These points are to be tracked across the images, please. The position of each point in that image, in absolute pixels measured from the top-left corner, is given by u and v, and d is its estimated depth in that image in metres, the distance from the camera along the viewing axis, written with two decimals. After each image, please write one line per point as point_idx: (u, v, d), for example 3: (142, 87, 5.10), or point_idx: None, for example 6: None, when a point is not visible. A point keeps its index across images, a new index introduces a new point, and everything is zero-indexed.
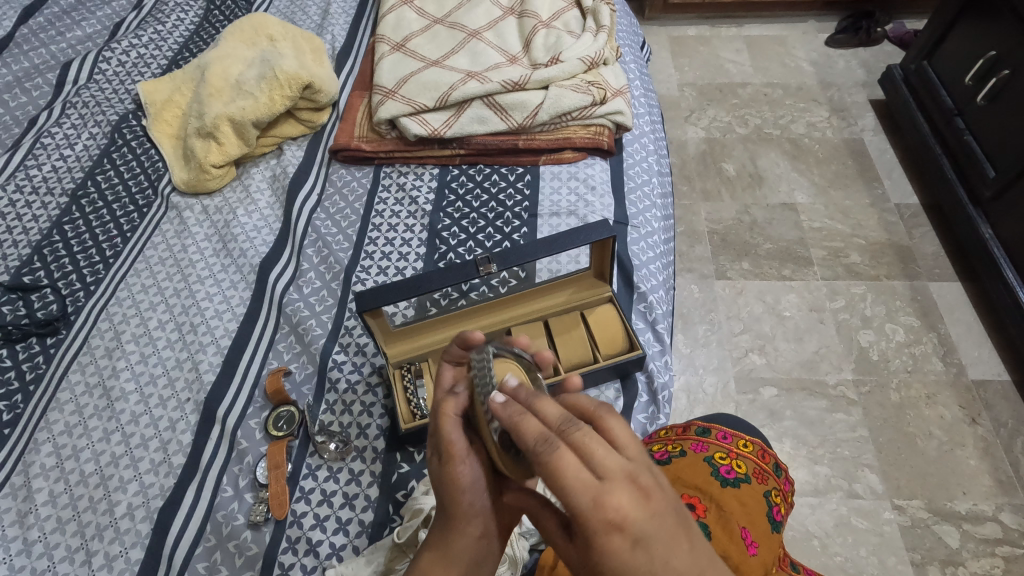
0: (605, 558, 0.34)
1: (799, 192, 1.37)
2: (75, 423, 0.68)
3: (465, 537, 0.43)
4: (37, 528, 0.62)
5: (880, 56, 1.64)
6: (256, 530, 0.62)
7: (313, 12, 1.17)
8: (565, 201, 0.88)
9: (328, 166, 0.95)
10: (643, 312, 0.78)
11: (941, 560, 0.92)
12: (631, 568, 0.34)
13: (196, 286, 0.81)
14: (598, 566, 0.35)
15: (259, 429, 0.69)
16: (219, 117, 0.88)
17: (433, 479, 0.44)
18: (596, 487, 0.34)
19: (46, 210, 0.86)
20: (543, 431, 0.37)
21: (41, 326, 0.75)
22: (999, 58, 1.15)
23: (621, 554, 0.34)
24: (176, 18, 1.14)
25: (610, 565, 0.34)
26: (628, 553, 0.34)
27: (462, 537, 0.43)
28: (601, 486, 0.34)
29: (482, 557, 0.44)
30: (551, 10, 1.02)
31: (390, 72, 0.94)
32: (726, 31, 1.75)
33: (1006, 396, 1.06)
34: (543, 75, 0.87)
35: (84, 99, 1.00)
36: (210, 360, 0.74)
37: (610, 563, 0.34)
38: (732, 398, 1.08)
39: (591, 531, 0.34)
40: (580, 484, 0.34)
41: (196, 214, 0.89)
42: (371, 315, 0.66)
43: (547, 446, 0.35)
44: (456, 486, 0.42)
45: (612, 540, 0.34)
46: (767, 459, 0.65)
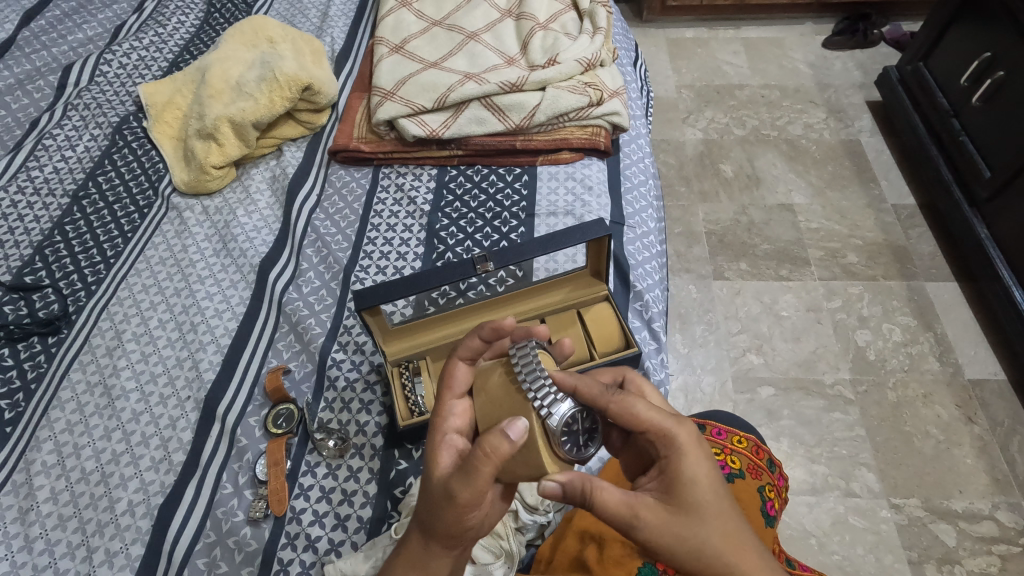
0: (692, 470, 0.42)
1: (796, 193, 1.38)
2: (76, 421, 0.69)
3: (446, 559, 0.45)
4: (39, 524, 0.62)
5: (877, 58, 1.65)
6: (255, 526, 0.63)
7: (313, 15, 1.18)
8: (562, 201, 0.88)
9: (327, 167, 0.96)
10: (640, 311, 0.79)
11: (937, 558, 0.93)
12: (711, 476, 0.42)
13: (196, 286, 0.81)
14: (683, 486, 0.41)
15: (259, 427, 0.69)
16: (219, 118, 0.88)
17: (433, 498, 0.43)
18: (667, 412, 0.44)
19: (48, 211, 0.87)
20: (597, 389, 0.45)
21: (42, 325, 0.75)
22: (994, 59, 1.16)
23: (701, 465, 0.42)
24: (177, 21, 1.15)
25: (694, 479, 0.42)
26: (705, 463, 0.42)
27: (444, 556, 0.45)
28: (670, 413, 0.44)
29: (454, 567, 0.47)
30: (548, 11, 1.02)
31: (389, 73, 0.95)
32: (723, 33, 1.76)
33: (1002, 396, 1.07)
34: (541, 76, 0.88)
35: (85, 100, 1.01)
36: (210, 359, 0.74)
37: (698, 473, 0.42)
38: (730, 398, 1.09)
39: (677, 448, 0.42)
40: (657, 415, 0.43)
41: (196, 214, 0.90)
42: (370, 313, 0.66)
43: (614, 389, 0.44)
44: (462, 522, 0.42)
45: (692, 455, 0.42)
46: (761, 454, 0.66)
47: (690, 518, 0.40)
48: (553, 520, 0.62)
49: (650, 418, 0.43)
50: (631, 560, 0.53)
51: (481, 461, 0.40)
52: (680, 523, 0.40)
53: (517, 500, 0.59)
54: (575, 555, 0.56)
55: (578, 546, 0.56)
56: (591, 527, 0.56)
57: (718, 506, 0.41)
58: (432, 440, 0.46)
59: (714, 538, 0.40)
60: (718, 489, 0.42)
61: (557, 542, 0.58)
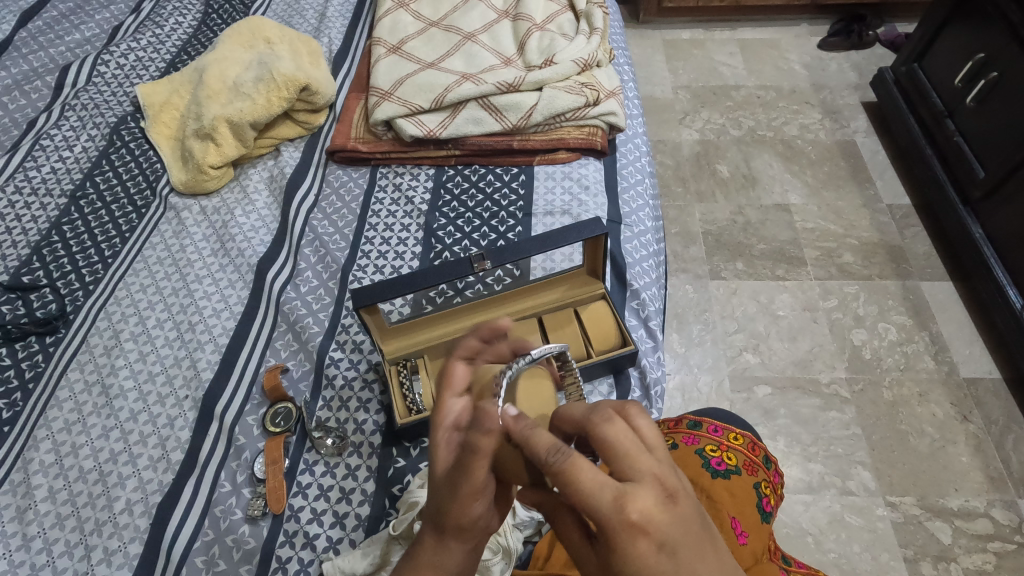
0: (631, 568, 0.34)
1: (792, 193, 1.39)
2: (74, 420, 0.69)
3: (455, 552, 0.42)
4: (37, 523, 0.62)
5: (872, 59, 1.66)
6: (254, 524, 0.63)
7: (310, 16, 1.18)
8: (559, 201, 0.89)
9: (325, 167, 0.96)
10: (636, 309, 0.79)
11: (933, 556, 0.93)
12: (658, 574, 0.34)
13: (194, 285, 0.81)
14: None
15: (257, 425, 0.70)
16: (217, 118, 0.88)
17: (437, 488, 0.41)
18: (610, 495, 0.34)
19: (45, 211, 0.87)
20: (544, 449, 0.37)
21: (40, 325, 0.76)
22: (987, 60, 1.17)
23: (648, 562, 0.34)
24: (174, 21, 1.15)
25: (638, 572, 0.34)
26: (654, 560, 0.34)
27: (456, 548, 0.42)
28: (616, 496, 0.34)
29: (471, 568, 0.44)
30: (545, 13, 1.03)
31: (386, 74, 0.96)
32: (719, 35, 1.77)
33: (996, 394, 1.08)
34: (538, 76, 0.89)
35: (82, 101, 1.01)
36: (208, 358, 0.74)
37: (641, 573, 0.34)
38: (727, 397, 1.09)
39: (615, 543, 0.34)
40: (601, 499, 0.34)
41: (194, 214, 0.90)
42: (368, 311, 0.67)
43: (558, 458, 0.35)
44: (466, 514, 0.41)
45: (639, 551, 0.34)
46: (757, 451, 0.66)
47: None
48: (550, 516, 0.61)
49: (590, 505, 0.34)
50: None
51: (474, 457, 0.39)
52: None
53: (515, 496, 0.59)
54: (573, 550, 0.57)
55: None
56: None
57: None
58: (432, 435, 0.43)
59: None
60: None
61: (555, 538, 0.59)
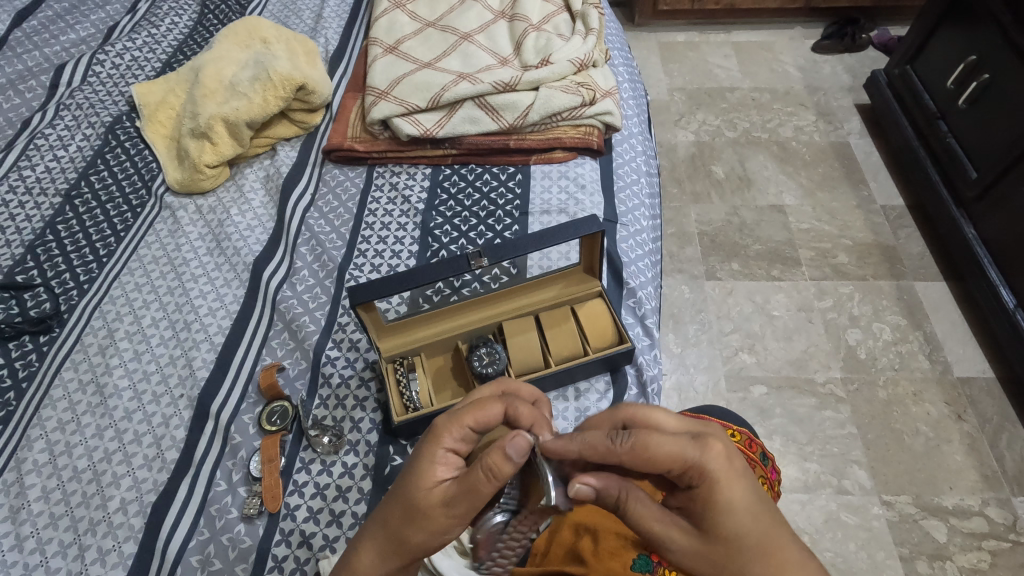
0: (729, 498, 0.42)
1: (787, 194, 1.39)
2: (69, 419, 0.69)
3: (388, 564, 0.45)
4: (30, 523, 0.62)
5: (865, 62, 1.67)
6: (249, 523, 0.62)
7: (307, 16, 1.18)
8: (556, 200, 0.89)
9: (321, 167, 0.96)
10: (633, 307, 0.79)
11: (929, 554, 0.93)
12: (745, 498, 0.43)
13: (190, 285, 0.81)
14: (721, 517, 0.42)
15: (252, 424, 0.69)
16: (212, 117, 0.88)
17: (416, 501, 0.43)
18: (690, 442, 0.43)
19: (39, 210, 0.87)
20: (606, 443, 0.44)
21: (34, 324, 0.75)
22: (980, 61, 1.18)
23: (732, 490, 0.42)
24: (170, 21, 1.15)
25: (728, 504, 0.42)
26: (737, 489, 0.43)
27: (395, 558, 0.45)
28: (694, 440, 0.43)
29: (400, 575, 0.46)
30: (541, 13, 1.03)
31: (383, 74, 0.96)
32: (714, 37, 1.78)
33: (990, 393, 1.08)
34: (535, 75, 0.89)
35: (77, 100, 1.00)
36: (203, 357, 0.74)
37: (735, 498, 0.42)
38: (723, 397, 1.10)
39: (713, 478, 0.42)
40: (684, 450, 0.43)
41: (190, 213, 0.90)
42: (365, 308, 0.66)
43: (626, 437, 0.43)
44: (434, 530, 0.44)
45: (722, 483, 0.43)
46: (754, 447, 0.66)
47: (730, 551, 0.42)
48: None
49: (674, 456, 0.43)
50: (627, 550, 0.53)
51: (484, 479, 0.42)
52: (723, 554, 0.41)
53: None
54: (569, 547, 0.56)
55: (573, 538, 0.56)
56: (586, 519, 0.57)
57: (756, 529, 0.42)
58: (432, 451, 0.45)
59: (753, 558, 0.41)
60: (755, 514, 0.42)
61: (554, 534, 0.58)
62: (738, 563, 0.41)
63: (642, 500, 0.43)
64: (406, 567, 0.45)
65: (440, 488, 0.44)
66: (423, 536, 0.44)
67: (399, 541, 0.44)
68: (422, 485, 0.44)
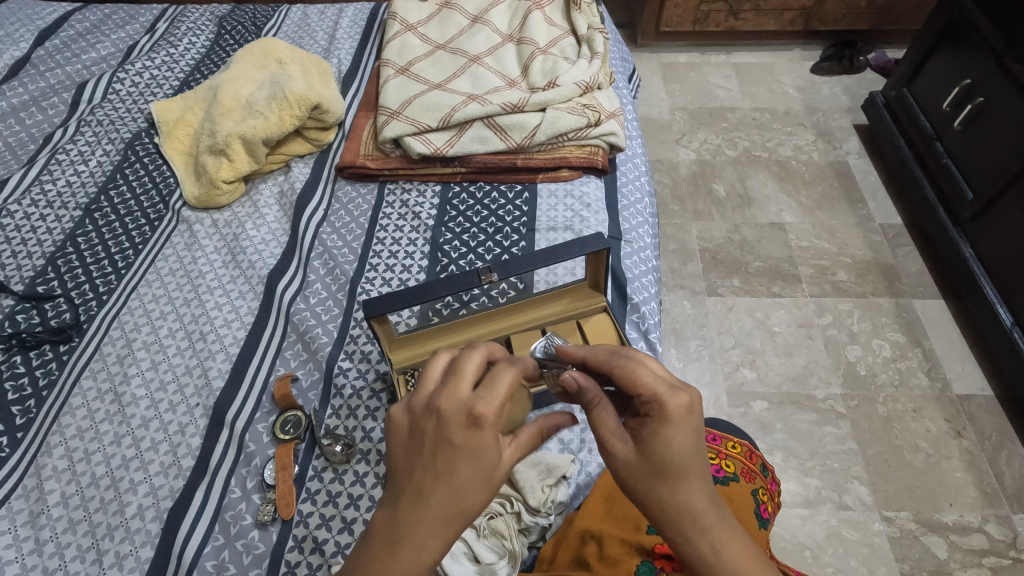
0: (669, 439, 0.42)
1: (787, 212, 1.42)
2: (87, 427, 0.71)
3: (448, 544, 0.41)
4: (49, 528, 0.63)
5: (863, 83, 1.71)
6: (263, 530, 0.64)
7: (320, 37, 1.22)
8: (562, 217, 0.92)
9: (334, 183, 0.99)
10: (636, 322, 0.82)
11: (929, 570, 0.94)
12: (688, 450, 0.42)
13: (206, 296, 0.83)
14: (657, 448, 0.42)
15: (266, 433, 0.71)
16: (230, 135, 0.91)
17: (482, 473, 0.41)
18: (666, 384, 0.43)
19: (60, 223, 0.90)
20: (606, 356, 0.47)
21: (54, 334, 0.77)
22: (974, 85, 1.21)
23: (676, 434, 0.42)
24: (188, 41, 1.19)
25: (669, 445, 0.42)
26: (682, 439, 0.42)
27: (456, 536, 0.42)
28: (670, 385, 0.43)
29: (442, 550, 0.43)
30: (548, 36, 1.07)
31: (395, 94, 0.99)
32: (715, 58, 1.83)
33: (989, 410, 1.10)
34: (541, 98, 0.93)
35: (98, 117, 1.04)
36: (218, 367, 0.76)
37: (678, 442, 0.42)
38: (725, 412, 1.11)
39: (667, 416, 0.42)
40: (655, 387, 0.43)
41: (206, 227, 0.92)
42: (378, 321, 0.69)
43: (620, 358, 0.46)
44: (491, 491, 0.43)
45: (669, 423, 0.42)
46: (754, 459, 0.68)
47: (655, 477, 0.42)
48: (554, 523, 0.63)
49: (644, 385, 0.43)
50: (630, 558, 0.55)
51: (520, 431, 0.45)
52: (647, 474, 0.42)
53: (520, 501, 0.62)
54: (575, 553, 0.57)
55: (578, 544, 0.58)
56: (591, 527, 0.59)
57: (681, 472, 0.42)
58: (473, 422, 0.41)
59: (668, 489, 0.42)
60: (690, 463, 0.42)
61: (559, 542, 0.60)
62: (653, 488, 0.42)
63: (609, 414, 0.45)
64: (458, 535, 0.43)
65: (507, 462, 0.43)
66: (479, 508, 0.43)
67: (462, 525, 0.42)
68: (493, 471, 0.42)
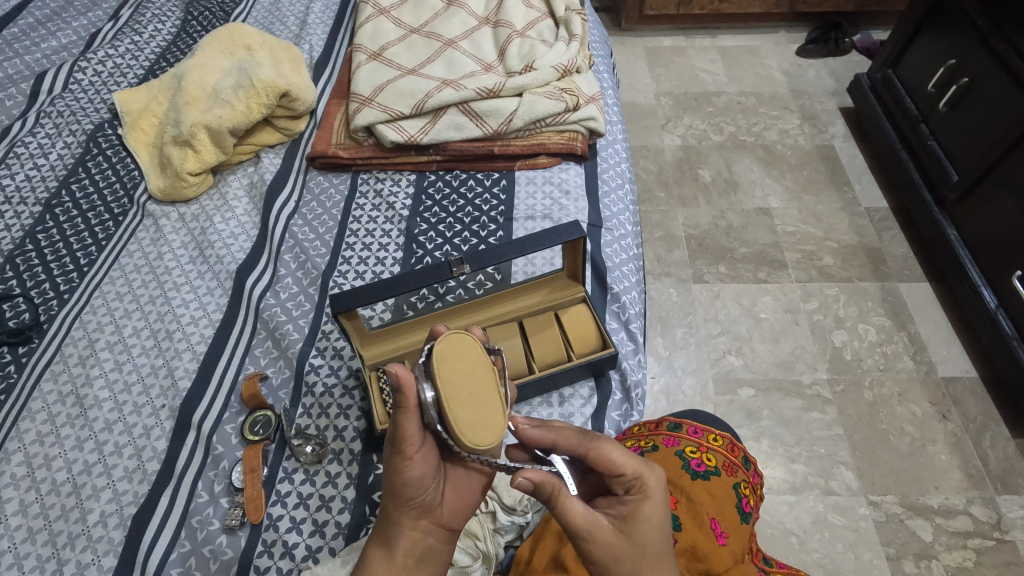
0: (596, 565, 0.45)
1: (772, 197, 1.40)
2: (48, 432, 0.68)
3: (399, 530, 0.47)
4: (7, 538, 0.61)
5: (848, 66, 1.69)
6: (231, 534, 0.62)
7: (291, 23, 1.18)
8: (540, 205, 0.89)
9: (305, 174, 0.96)
10: (617, 312, 0.80)
11: (915, 553, 0.94)
12: (657, 513, 0.46)
13: (172, 293, 0.80)
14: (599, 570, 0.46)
15: (235, 434, 0.69)
16: (195, 125, 0.88)
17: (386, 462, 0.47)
18: (586, 529, 0.45)
19: (19, 219, 0.86)
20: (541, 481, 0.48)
21: (12, 335, 0.74)
22: (960, 65, 1.19)
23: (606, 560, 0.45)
24: (153, 28, 1.15)
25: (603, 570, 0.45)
26: (640, 562, 0.44)
27: (401, 527, 0.47)
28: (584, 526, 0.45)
29: (418, 549, 0.47)
30: (525, 19, 1.04)
31: (367, 80, 0.95)
32: (701, 42, 1.80)
33: (974, 392, 1.09)
34: (518, 82, 0.90)
35: (58, 108, 0.99)
36: (185, 367, 0.73)
37: (645, 513, 0.46)
38: (711, 400, 1.10)
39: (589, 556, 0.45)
40: (577, 508, 0.45)
41: (172, 221, 0.89)
42: (347, 317, 0.67)
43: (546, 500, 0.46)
44: (402, 477, 0.46)
45: (601, 543, 0.45)
46: (737, 451, 0.66)
47: None
48: (532, 520, 0.62)
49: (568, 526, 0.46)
50: None
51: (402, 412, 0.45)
52: None
53: (495, 500, 0.60)
54: (553, 554, 0.57)
55: (556, 545, 0.58)
56: None
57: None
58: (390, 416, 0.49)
59: None
60: (664, 538, 0.46)
61: (536, 542, 0.59)
62: None
63: None
64: (415, 522, 0.47)
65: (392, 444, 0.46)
66: (412, 494, 0.46)
67: (404, 518, 0.47)
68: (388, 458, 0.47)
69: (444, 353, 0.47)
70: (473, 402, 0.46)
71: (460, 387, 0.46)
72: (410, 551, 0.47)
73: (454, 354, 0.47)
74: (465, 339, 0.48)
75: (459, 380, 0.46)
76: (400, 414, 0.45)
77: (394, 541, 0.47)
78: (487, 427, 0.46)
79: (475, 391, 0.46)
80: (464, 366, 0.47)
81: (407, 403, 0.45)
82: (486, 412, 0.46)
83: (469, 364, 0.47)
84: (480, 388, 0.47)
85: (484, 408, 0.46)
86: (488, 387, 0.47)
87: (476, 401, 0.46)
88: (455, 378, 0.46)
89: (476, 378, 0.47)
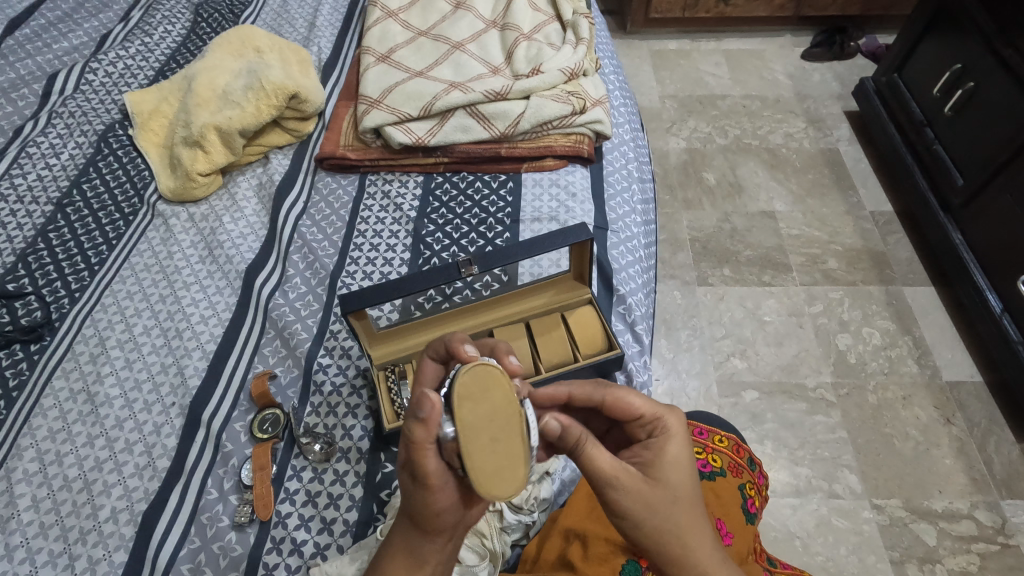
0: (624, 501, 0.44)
1: (777, 201, 1.41)
2: (59, 428, 0.69)
3: (432, 548, 0.43)
4: (19, 533, 0.62)
5: (854, 70, 1.69)
6: (240, 531, 0.63)
7: (300, 25, 1.19)
8: (546, 207, 0.90)
9: (314, 174, 0.97)
10: (623, 314, 0.80)
11: (919, 557, 0.94)
12: (677, 452, 0.48)
13: (182, 292, 0.81)
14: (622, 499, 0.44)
15: (244, 432, 0.70)
16: (206, 126, 0.89)
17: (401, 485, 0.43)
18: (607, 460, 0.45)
19: (31, 218, 0.87)
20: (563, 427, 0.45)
21: (24, 333, 0.75)
22: (965, 70, 1.19)
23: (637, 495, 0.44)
24: (163, 30, 1.16)
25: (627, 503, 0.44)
26: (668, 500, 0.45)
27: (433, 545, 0.43)
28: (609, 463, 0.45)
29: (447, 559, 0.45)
30: (532, 23, 1.05)
31: (375, 83, 0.96)
32: (705, 45, 1.80)
33: (979, 397, 1.09)
34: (525, 85, 0.90)
35: (70, 109, 1.00)
36: (195, 365, 0.74)
37: (665, 452, 0.48)
38: (715, 402, 1.10)
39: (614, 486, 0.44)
40: (601, 459, 0.44)
41: (182, 221, 0.90)
42: (356, 316, 0.67)
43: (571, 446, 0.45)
44: (430, 507, 0.42)
45: (634, 489, 0.44)
46: (742, 453, 0.67)
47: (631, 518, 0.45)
48: (538, 520, 0.63)
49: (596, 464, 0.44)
50: (616, 558, 0.55)
51: (419, 447, 0.40)
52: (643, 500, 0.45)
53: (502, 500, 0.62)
54: (559, 554, 0.57)
55: (563, 545, 0.58)
56: (575, 525, 0.58)
57: (679, 543, 0.44)
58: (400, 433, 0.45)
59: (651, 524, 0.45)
60: (681, 471, 0.47)
61: (543, 541, 0.60)
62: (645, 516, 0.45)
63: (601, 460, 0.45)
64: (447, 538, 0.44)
65: (407, 474, 0.42)
66: (443, 521, 0.42)
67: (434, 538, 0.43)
68: (404, 485, 0.42)
69: (464, 384, 0.42)
70: (494, 447, 0.41)
71: (484, 430, 0.41)
72: (442, 561, 0.44)
73: (486, 398, 0.42)
74: (493, 366, 0.44)
75: (480, 418, 0.42)
76: (412, 448, 0.40)
77: (424, 557, 0.44)
78: (507, 477, 0.41)
79: (497, 434, 0.41)
80: (492, 407, 0.42)
81: (418, 436, 0.40)
82: (508, 457, 0.41)
83: (495, 403, 0.42)
84: (505, 433, 0.42)
85: (506, 454, 0.41)
86: (513, 432, 0.42)
87: (500, 448, 0.41)
88: (478, 419, 0.41)
89: (503, 422, 0.42)
